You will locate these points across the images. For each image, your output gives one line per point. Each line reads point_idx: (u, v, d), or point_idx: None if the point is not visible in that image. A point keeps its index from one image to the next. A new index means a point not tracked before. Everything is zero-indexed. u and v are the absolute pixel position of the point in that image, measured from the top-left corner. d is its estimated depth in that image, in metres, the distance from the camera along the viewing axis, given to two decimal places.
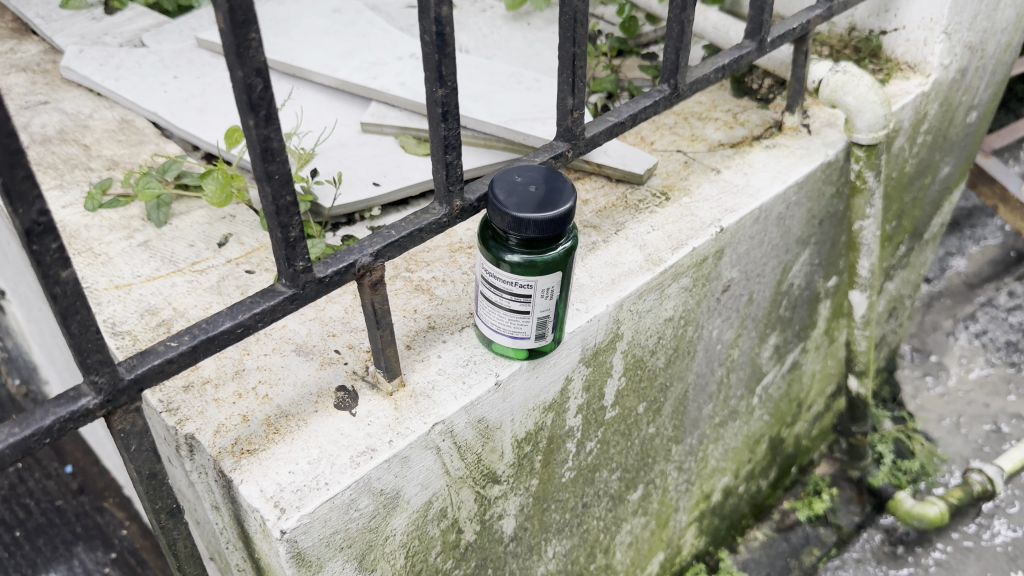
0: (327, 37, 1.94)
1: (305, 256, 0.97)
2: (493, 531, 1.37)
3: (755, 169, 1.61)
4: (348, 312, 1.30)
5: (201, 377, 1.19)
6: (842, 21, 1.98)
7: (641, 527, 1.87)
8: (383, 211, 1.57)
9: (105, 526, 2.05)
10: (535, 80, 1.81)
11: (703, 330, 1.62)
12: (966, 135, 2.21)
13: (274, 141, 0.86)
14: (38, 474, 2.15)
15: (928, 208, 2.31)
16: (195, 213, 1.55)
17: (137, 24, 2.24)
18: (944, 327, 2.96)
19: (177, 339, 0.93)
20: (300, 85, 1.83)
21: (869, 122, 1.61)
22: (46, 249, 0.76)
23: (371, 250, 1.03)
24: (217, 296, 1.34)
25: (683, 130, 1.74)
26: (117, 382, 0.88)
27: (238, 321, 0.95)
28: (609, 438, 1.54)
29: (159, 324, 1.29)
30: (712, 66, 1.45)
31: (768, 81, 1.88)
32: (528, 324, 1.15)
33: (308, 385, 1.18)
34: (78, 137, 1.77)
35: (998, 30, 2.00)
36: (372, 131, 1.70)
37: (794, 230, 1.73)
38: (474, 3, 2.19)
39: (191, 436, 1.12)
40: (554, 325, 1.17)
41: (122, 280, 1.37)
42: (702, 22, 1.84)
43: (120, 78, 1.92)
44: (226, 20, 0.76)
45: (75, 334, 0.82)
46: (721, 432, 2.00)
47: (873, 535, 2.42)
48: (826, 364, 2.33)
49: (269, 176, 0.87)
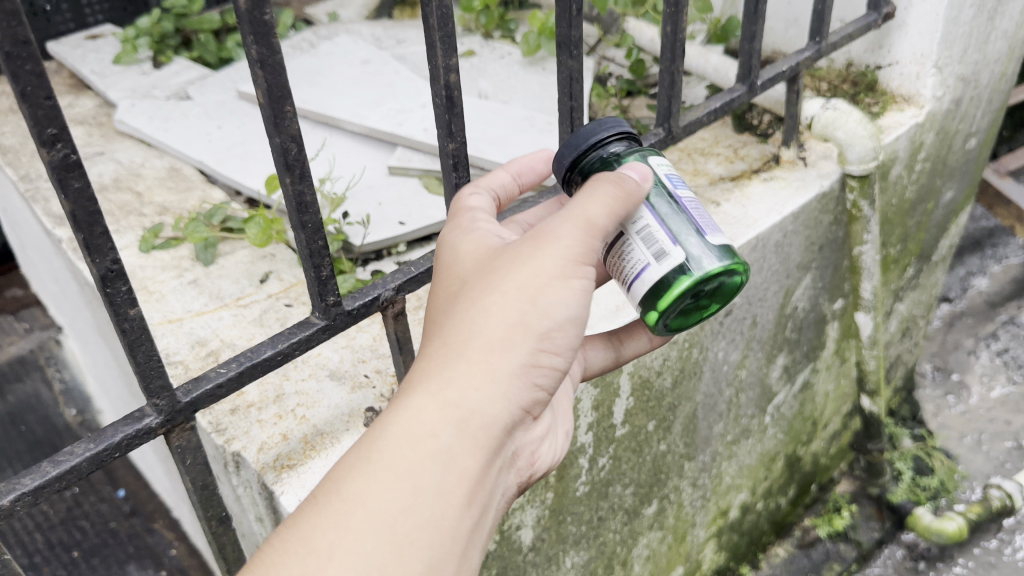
0: (356, 87, 2.10)
1: (336, 291, 1.11)
2: (512, 541, 1.47)
3: (753, 201, 1.73)
4: (376, 340, 1.44)
5: (246, 402, 1.33)
6: (840, 57, 2.09)
7: (658, 540, 1.97)
8: (409, 247, 1.70)
9: (155, 546, 2.20)
10: (546, 123, 1.95)
11: (708, 352, 1.74)
12: (966, 160, 2.31)
13: (307, 196, 1.00)
14: (92, 498, 2.30)
15: (934, 231, 2.40)
16: (239, 253, 1.70)
17: (183, 77, 2.43)
18: (965, 346, 2.97)
19: (226, 366, 1.07)
20: (332, 132, 1.99)
21: (860, 154, 1.73)
22: (117, 291, 0.90)
23: (393, 285, 1.19)
24: (259, 327, 1.49)
25: (686, 165, 1.87)
26: (175, 404, 1.02)
27: (278, 349, 1.09)
28: (621, 454, 1.65)
29: (207, 353, 1.43)
30: (705, 109, 1.61)
31: (767, 117, 2.01)
32: (630, 247, 1.04)
33: (340, 406, 1.31)
34: (132, 185, 1.94)
35: (990, 62, 2.10)
36: (398, 174, 1.85)
37: (794, 257, 1.83)
38: (493, 50, 2.36)
39: (237, 453, 1.25)
40: (670, 240, 1.02)
41: (174, 315, 1.53)
42: (703, 64, 1.95)
43: (168, 130, 2.10)
44: (265, 96, 0.91)
45: (141, 362, 0.96)
46: (734, 449, 2.09)
47: (895, 551, 2.43)
48: (840, 383, 2.41)
49: (303, 225, 1.02)
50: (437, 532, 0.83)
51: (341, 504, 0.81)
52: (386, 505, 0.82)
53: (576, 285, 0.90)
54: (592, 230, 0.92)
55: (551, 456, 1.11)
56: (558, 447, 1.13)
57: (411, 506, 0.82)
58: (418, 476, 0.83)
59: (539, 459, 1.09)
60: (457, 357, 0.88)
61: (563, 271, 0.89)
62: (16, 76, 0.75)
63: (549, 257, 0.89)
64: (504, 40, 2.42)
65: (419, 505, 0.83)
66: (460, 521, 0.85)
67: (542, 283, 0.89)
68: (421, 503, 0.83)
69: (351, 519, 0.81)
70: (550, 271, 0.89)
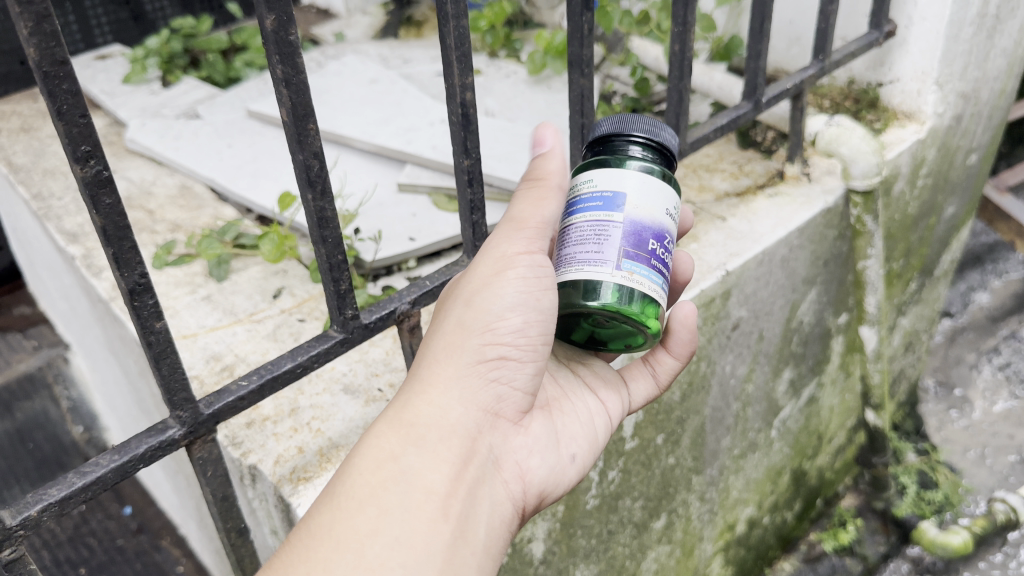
0: (365, 106, 2.13)
1: (354, 305, 1.15)
2: (524, 553, 1.48)
3: (759, 217, 1.75)
4: (389, 354, 1.46)
5: (261, 415, 1.35)
6: (842, 75, 2.12)
7: (666, 554, 1.98)
8: (419, 263, 1.72)
9: (163, 563, 2.20)
10: (554, 140, 1.98)
11: (716, 365, 1.75)
12: (968, 176, 2.34)
13: (328, 211, 1.04)
14: (100, 515, 2.30)
15: (936, 246, 2.43)
16: (252, 269, 1.72)
17: (191, 96, 2.45)
18: (968, 361, 2.99)
19: (247, 379, 1.11)
20: (343, 150, 2.02)
21: (864, 169, 1.76)
22: (144, 304, 0.95)
23: (409, 299, 1.23)
24: (273, 342, 1.50)
25: (692, 182, 1.90)
26: (197, 416, 1.07)
27: (297, 361, 1.14)
28: (630, 468, 1.66)
29: (222, 368, 1.45)
30: (712, 126, 1.64)
31: (771, 134, 2.04)
32: None
33: (355, 419, 1.33)
34: (143, 203, 1.96)
35: (989, 79, 2.14)
36: (408, 191, 1.87)
37: (800, 271, 1.86)
38: (499, 69, 2.39)
39: (253, 466, 1.26)
40: None
41: (188, 330, 1.54)
42: (708, 82, 1.98)
43: (179, 148, 2.12)
44: (290, 114, 0.95)
45: (165, 375, 1.01)
46: (741, 463, 2.10)
47: (900, 565, 2.43)
48: (845, 397, 2.43)
49: (324, 240, 1.06)
50: (408, 547, 0.89)
51: (311, 540, 0.89)
52: (357, 531, 0.89)
53: (508, 283, 1.03)
54: (521, 241, 1.06)
55: (547, 473, 1.12)
56: (561, 465, 1.15)
57: (378, 527, 0.90)
58: (380, 496, 0.92)
59: (531, 474, 1.10)
60: (413, 384, 1.03)
61: (490, 273, 1.05)
62: (54, 94, 0.79)
63: (483, 271, 1.06)
64: (509, 60, 2.45)
65: (385, 518, 0.91)
66: (431, 530, 0.92)
67: (476, 292, 1.05)
68: (388, 519, 0.91)
69: (324, 552, 0.88)
70: (482, 281, 1.05)
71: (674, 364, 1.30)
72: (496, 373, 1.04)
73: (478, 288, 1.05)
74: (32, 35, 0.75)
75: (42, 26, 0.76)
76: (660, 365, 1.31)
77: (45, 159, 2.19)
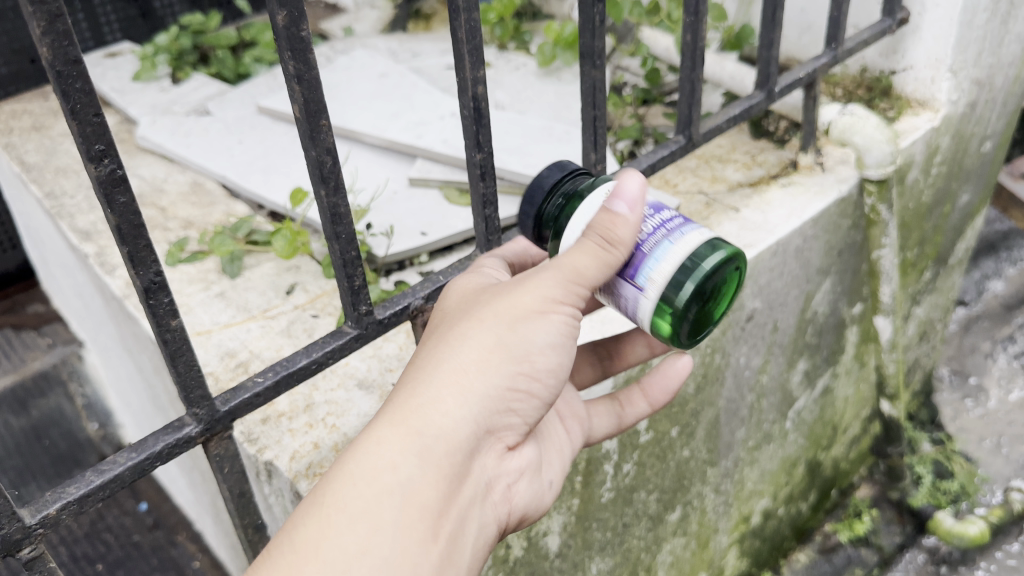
0: (375, 100, 2.13)
1: (368, 301, 1.15)
2: (540, 547, 1.48)
3: (772, 207, 1.74)
4: (402, 349, 1.46)
5: (277, 411, 1.35)
6: (854, 64, 2.10)
7: (682, 546, 1.97)
8: (431, 257, 1.71)
9: (179, 558, 2.20)
10: (564, 133, 1.97)
11: (730, 357, 1.75)
12: (983, 163, 2.33)
13: (341, 208, 1.04)
14: (116, 512, 2.31)
15: (950, 235, 2.41)
16: (264, 265, 1.72)
17: (202, 93, 2.45)
18: (983, 349, 2.96)
19: (262, 375, 1.12)
20: (353, 145, 2.02)
21: (878, 158, 1.74)
22: (159, 302, 0.95)
23: (422, 294, 1.23)
24: (287, 338, 1.51)
25: (705, 172, 1.89)
26: (214, 413, 1.07)
27: (313, 357, 1.14)
28: (645, 460, 1.66)
29: (237, 365, 1.45)
30: (724, 116, 1.63)
31: (784, 123, 2.03)
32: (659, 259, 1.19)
33: (370, 414, 1.33)
34: (155, 201, 1.96)
35: (1004, 65, 2.12)
36: (419, 185, 1.87)
37: (814, 261, 1.84)
38: (509, 62, 2.38)
39: (270, 462, 1.26)
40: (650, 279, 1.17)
41: (202, 327, 1.55)
42: (720, 71, 1.96)
43: (189, 144, 2.13)
44: (302, 110, 0.95)
45: (181, 372, 1.01)
46: (756, 455, 2.09)
47: (917, 556, 2.39)
48: (859, 388, 2.42)
49: (337, 236, 1.05)
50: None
51: (294, 555, 0.87)
52: (341, 554, 0.87)
53: (552, 324, 0.98)
54: (578, 288, 1.00)
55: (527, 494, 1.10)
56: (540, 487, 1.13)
57: (364, 551, 0.87)
58: (372, 513, 0.89)
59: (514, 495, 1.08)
60: (432, 387, 0.96)
61: (536, 310, 0.99)
62: (67, 93, 0.79)
63: (530, 296, 0.99)
64: (519, 52, 2.45)
65: (372, 542, 0.88)
66: (417, 559, 0.90)
67: (521, 317, 0.98)
68: (374, 541, 0.88)
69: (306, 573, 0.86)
70: (528, 309, 0.98)
71: (645, 410, 1.29)
72: (516, 403, 0.99)
73: (520, 312, 0.98)
74: (45, 34, 0.75)
75: (54, 25, 0.75)
76: (630, 408, 1.29)
77: (56, 157, 2.20)
